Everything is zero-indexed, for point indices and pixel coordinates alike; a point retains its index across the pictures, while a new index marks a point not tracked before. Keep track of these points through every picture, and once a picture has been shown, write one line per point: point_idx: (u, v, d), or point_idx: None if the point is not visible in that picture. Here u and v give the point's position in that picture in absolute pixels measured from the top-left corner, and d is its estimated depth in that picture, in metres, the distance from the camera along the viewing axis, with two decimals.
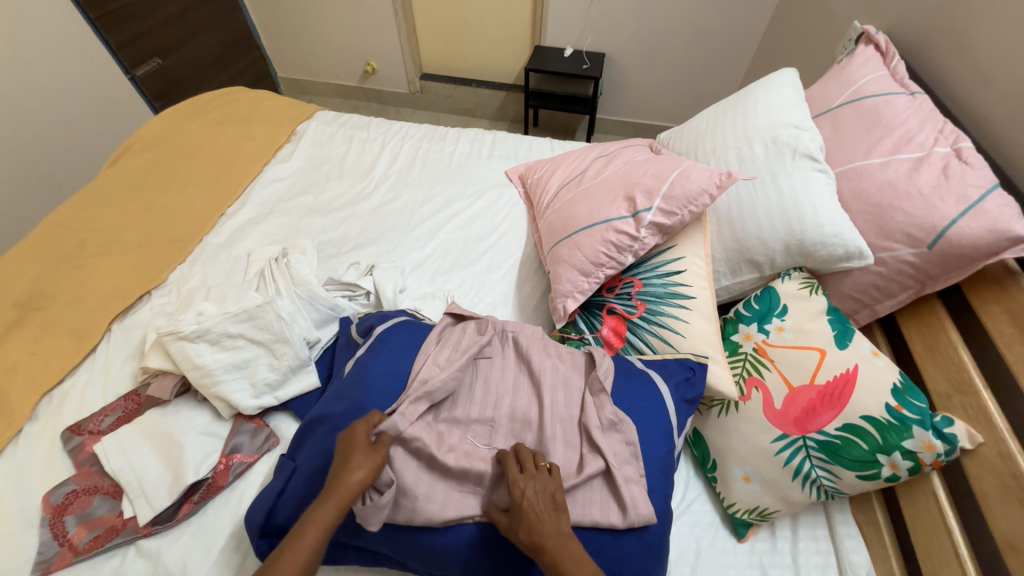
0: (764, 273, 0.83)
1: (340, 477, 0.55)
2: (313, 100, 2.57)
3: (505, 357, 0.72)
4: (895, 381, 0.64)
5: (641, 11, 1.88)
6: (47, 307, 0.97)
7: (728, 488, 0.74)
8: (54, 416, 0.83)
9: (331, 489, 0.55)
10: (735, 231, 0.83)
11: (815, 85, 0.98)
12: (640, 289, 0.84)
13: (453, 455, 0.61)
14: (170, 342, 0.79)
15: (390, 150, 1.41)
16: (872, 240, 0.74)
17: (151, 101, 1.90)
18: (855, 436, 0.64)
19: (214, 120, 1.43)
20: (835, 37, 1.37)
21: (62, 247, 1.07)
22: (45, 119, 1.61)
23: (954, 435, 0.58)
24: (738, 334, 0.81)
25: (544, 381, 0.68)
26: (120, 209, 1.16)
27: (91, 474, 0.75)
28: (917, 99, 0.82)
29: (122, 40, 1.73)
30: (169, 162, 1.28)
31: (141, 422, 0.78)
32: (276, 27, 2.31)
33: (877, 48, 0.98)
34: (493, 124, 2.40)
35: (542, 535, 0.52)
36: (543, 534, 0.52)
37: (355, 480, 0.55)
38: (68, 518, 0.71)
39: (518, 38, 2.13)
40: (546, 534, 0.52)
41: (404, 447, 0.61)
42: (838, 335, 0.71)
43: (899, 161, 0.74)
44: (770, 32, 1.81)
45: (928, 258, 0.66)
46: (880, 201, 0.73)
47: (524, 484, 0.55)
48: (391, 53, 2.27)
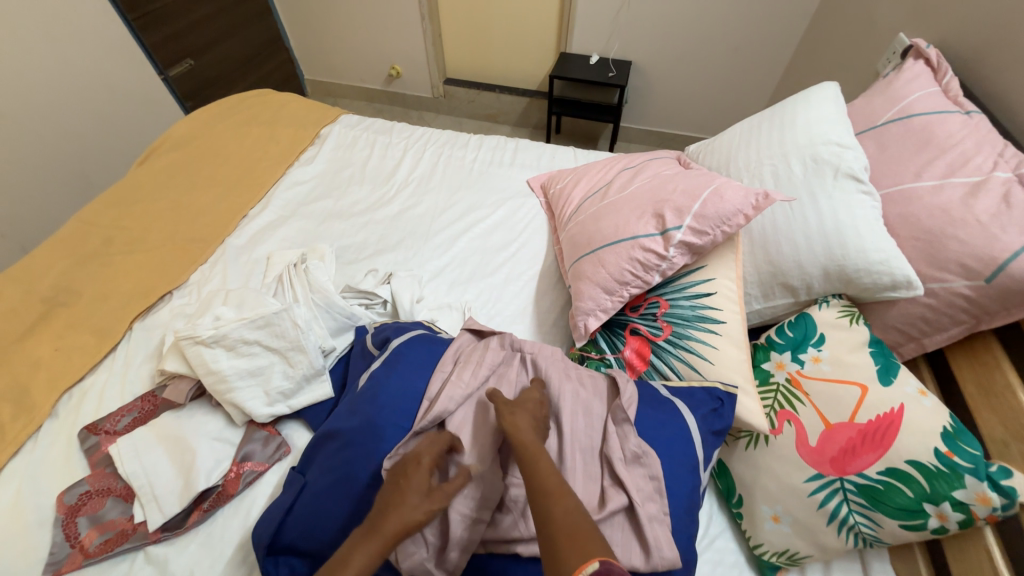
0: (799, 299, 0.79)
1: (388, 514, 0.52)
2: (338, 103, 2.60)
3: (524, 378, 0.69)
4: (945, 424, 0.59)
5: (671, 19, 1.84)
6: (71, 304, 0.98)
7: (756, 528, 0.70)
8: (72, 414, 0.83)
9: (376, 523, 0.52)
10: (770, 253, 0.79)
11: (858, 100, 0.93)
12: (666, 311, 0.81)
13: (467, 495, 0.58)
14: (187, 346, 0.79)
15: (412, 155, 1.40)
16: (921, 270, 0.69)
17: (182, 101, 1.95)
18: (899, 481, 0.60)
19: (241, 121, 1.44)
20: (879, 49, 1.31)
21: (89, 244, 1.09)
22: (79, 116, 1.65)
23: (1013, 488, 0.52)
24: (769, 363, 0.77)
25: (563, 407, 0.64)
26: (146, 208, 1.17)
27: (105, 475, 0.74)
28: (974, 118, 0.76)
29: (157, 41, 1.77)
30: (195, 162, 1.30)
31: (156, 424, 0.78)
32: (305, 31, 2.35)
33: (927, 63, 0.93)
34: (515, 130, 2.38)
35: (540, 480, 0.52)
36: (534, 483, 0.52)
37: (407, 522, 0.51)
38: (80, 519, 0.70)
39: (544, 44, 2.11)
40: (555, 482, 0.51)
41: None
42: (881, 371, 0.66)
43: (953, 186, 0.69)
44: (807, 42, 1.75)
45: (985, 292, 0.62)
46: (931, 227, 0.69)
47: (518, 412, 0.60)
48: (416, 58, 2.27)
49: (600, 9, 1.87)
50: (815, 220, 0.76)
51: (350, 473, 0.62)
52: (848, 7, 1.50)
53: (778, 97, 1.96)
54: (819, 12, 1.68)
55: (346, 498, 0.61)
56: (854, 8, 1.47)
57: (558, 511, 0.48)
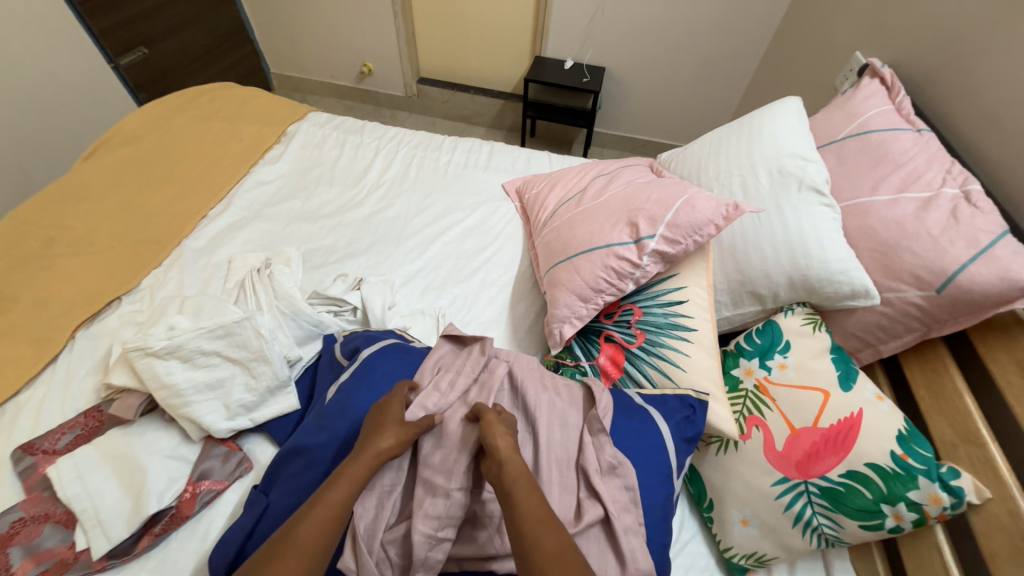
0: (766, 306, 0.81)
1: (369, 441, 0.58)
2: (306, 99, 2.51)
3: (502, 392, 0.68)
4: (900, 427, 0.62)
5: (643, 28, 1.87)
6: (4, 311, 0.90)
7: (726, 531, 0.71)
8: (5, 433, 0.76)
9: (361, 449, 0.57)
10: (739, 262, 0.81)
11: (819, 115, 0.97)
12: (639, 318, 0.82)
13: (433, 516, 0.55)
14: (138, 358, 0.74)
15: (384, 156, 1.36)
16: (878, 280, 0.72)
17: (135, 92, 1.83)
18: (859, 484, 0.62)
19: (200, 116, 1.37)
20: (837, 66, 1.38)
21: (26, 246, 1.00)
22: (18, 105, 1.53)
23: (961, 487, 0.56)
24: (738, 369, 0.79)
25: (539, 419, 0.64)
26: (93, 207, 1.09)
27: (42, 499, 0.68)
28: (925, 137, 0.81)
29: (107, 27, 1.66)
30: (149, 158, 1.22)
31: (101, 442, 0.72)
32: (271, 23, 2.26)
33: (882, 82, 0.98)
34: (490, 132, 2.37)
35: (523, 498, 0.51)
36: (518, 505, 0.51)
37: (385, 445, 0.57)
38: (12, 550, 0.63)
39: (518, 47, 2.10)
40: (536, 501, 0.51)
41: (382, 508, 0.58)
42: (842, 377, 0.69)
43: (907, 200, 0.73)
44: (770, 57, 1.82)
45: (936, 302, 0.65)
46: (887, 239, 0.72)
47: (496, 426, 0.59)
48: (388, 55, 2.22)
49: (575, 14, 1.89)
50: (780, 231, 0.79)
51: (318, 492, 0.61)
52: (808, 25, 1.57)
53: (743, 108, 2.03)
54: (781, 27, 1.75)
55: None
56: (814, 25, 1.54)
57: (546, 542, 0.47)
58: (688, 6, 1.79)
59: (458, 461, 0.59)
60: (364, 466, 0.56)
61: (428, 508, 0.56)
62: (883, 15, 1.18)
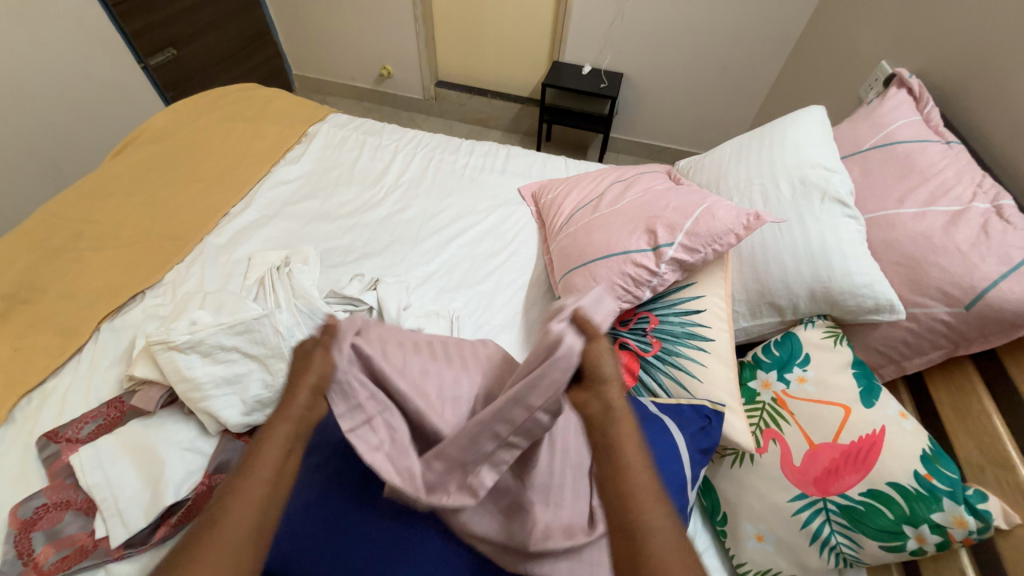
0: (785, 318, 0.80)
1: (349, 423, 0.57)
2: (326, 100, 2.55)
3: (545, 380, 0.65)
4: (924, 447, 0.61)
5: (663, 34, 1.87)
6: (34, 301, 0.93)
7: (740, 546, 0.70)
8: (31, 420, 0.78)
9: (285, 404, 0.55)
10: (759, 272, 0.80)
11: (843, 124, 0.96)
12: (655, 327, 0.81)
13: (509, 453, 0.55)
14: (160, 352, 0.76)
15: (402, 158, 1.38)
16: (903, 295, 0.70)
17: (163, 91, 1.88)
18: (880, 503, 0.60)
19: (225, 115, 1.40)
20: (862, 75, 1.36)
21: (56, 239, 1.03)
22: (52, 103, 1.58)
23: (988, 511, 0.54)
24: (755, 381, 0.78)
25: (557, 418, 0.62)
26: (121, 202, 1.12)
27: (65, 486, 0.69)
28: (954, 149, 0.79)
29: (138, 28, 1.71)
30: (175, 156, 1.25)
31: (122, 432, 0.74)
32: (295, 26, 2.30)
33: (910, 92, 0.96)
34: (506, 136, 2.37)
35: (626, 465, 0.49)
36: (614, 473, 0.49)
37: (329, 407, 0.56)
38: (35, 534, 0.66)
39: (537, 52, 2.11)
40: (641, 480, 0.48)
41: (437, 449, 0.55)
42: (863, 393, 0.67)
43: (934, 214, 0.71)
44: (792, 65, 1.79)
45: (965, 319, 0.63)
46: (913, 253, 0.71)
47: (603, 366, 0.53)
48: (408, 59, 2.25)
49: (594, 20, 1.89)
50: (800, 242, 0.78)
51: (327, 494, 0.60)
52: (832, 33, 1.55)
53: (762, 116, 2.00)
54: (804, 36, 1.73)
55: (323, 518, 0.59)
56: (838, 34, 1.51)
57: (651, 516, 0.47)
58: (710, 14, 1.78)
59: (548, 381, 0.51)
60: (285, 422, 0.54)
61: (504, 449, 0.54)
62: (912, 25, 1.16)
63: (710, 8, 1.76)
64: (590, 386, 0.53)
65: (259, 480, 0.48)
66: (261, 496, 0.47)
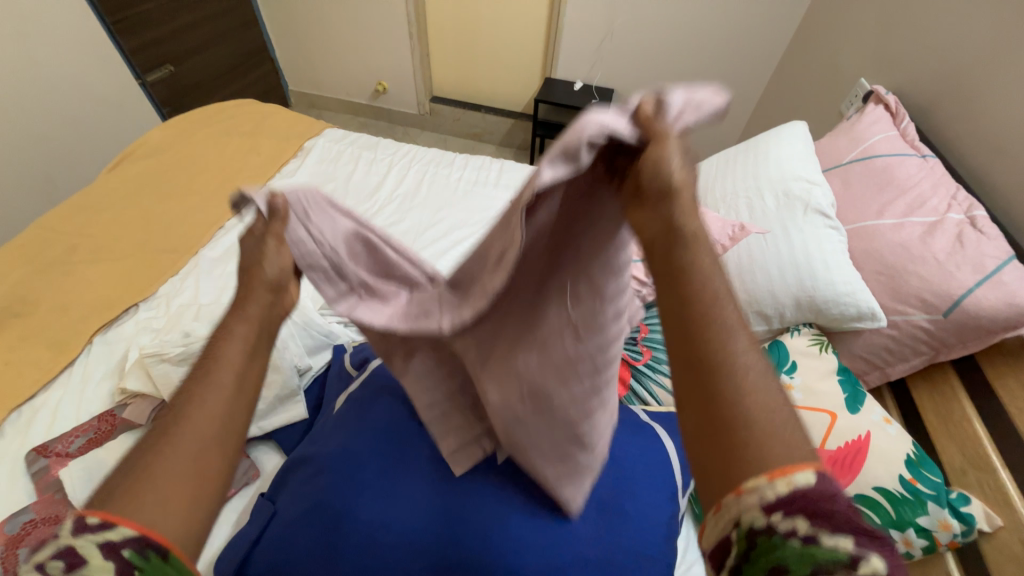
0: (772, 327, 0.82)
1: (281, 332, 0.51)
2: (322, 115, 2.59)
3: None
4: (908, 452, 0.62)
5: (651, 52, 1.93)
6: (26, 315, 0.93)
7: None
8: (21, 434, 0.77)
9: (244, 299, 0.49)
10: (745, 282, 0.82)
11: (824, 139, 0.99)
12: (646, 336, 0.83)
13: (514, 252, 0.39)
14: (152, 364, 0.76)
15: (396, 171, 1.40)
16: (884, 302, 0.73)
17: (160, 107, 1.91)
18: (867, 507, 0.61)
19: (221, 130, 1.42)
20: (842, 92, 1.41)
21: (51, 252, 1.03)
22: (48, 120, 1.60)
23: (971, 514, 0.55)
24: None
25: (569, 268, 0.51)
26: (117, 215, 1.13)
27: (53, 502, 0.69)
28: (930, 163, 0.82)
29: (135, 45, 1.74)
30: (171, 170, 1.26)
31: (113, 446, 0.73)
32: (292, 43, 2.35)
33: (887, 108, 0.99)
34: (499, 150, 2.41)
35: (695, 293, 0.34)
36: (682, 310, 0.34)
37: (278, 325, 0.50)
38: (20, 549, 0.62)
39: (529, 68, 2.16)
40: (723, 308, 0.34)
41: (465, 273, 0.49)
42: (848, 399, 0.69)
43: (912, 225, 0.73)
44: (776, 81, 1.85)
45: (943, 325, 0.65)
46: (893, 263, 0.73)
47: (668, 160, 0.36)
48: (403, 75, 2.30)
49: (584, 39, 1.95)
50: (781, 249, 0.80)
51: (319, 500, 0.58)
52: (813, 52, 1.61)
53: (749, 131, 2.06)
54: (786, 54, 1.79)
55: (316, 528, 0.57)
56: (818, 53, 1.57)
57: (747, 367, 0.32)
58: (695, 32, 1.84)
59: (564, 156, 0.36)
60: (245, 325, 0.47)
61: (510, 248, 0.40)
62: (888, 45, 1.21)
63: (695, 27, 1.83)
64: (649, 201, 0.37)
65: (219, 385, 0.42)
66: (224, 409, 0.40)
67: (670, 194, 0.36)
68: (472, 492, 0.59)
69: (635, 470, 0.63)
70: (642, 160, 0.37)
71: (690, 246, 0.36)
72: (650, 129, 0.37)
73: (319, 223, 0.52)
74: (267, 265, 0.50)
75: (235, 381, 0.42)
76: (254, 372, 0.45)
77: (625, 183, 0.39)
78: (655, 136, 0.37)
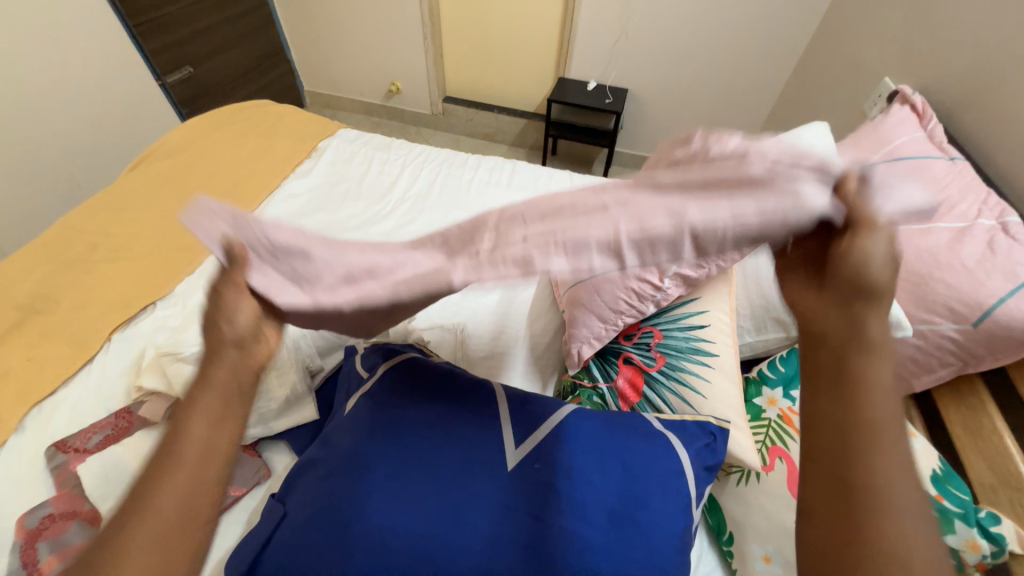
0: (790, 334, 0.80)
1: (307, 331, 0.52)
2: (336, 115, 2.60)
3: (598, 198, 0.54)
4: (934, 467, 0.60)
5: (667, 51, 1.90)
6: (49, 311, 0.95)
7: (747, 568, 0.68)
8: (41, 429, 0.79)
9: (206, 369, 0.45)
10: (763, 288, 0.80)
11: (847, 140, 0.96)
12: (660, 341, 0.81)
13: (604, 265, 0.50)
14: (168, 362, 0.77)
15: (409, 172, 1.40)
16: (909, 310, 0.69)
17: (178, 107, 1.94)
18: None
19: (237, 130, 1.44)
20: (864, 92, 1.37)
21: (73, 250, 1.06)
22: (71, 120, 1.63)
23: (1001, 534, 0.53)
24: (761, 398, 0.78)
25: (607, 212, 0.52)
26: (136, 214, 1.15)
27: (71, 497, 0.70)
28: (959, 166, 0.79)
29: (156, 47, 1.77)
30: (189, 170, 1.28)
31: (130, 443, 0.74)
32: (308, 44, 2.37)
33: (912, 108, 0.96)
34: (511, 150, 2.40)
35: (870, 407, 0.39)
36: (842, 411, 0.40)
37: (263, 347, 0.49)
38: (40, 545, 0.66)
39: (543, 68, 2.15)
40: (870, 369, 0.41)
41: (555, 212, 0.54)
42: None
43: (939, 231, 0.71)
44: (795, 81, 1.81)
45: (973, 336, 0.63)
46: (918, 269, 0.70)
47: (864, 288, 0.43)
48: (416, 76, 2.31)
49: (599, 39, 1.93)
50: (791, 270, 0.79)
51: (331, 502, 0.59)
52: (835, 50, 1.57)
53: (768, 130, 2.01)
54: (807, 52, 1.75)
55: (328, 527, 0.57)
56: (840, 51, 1.53)
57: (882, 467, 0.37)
58: (712, 31, 1.81)
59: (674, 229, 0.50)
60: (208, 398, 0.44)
61: (596, 257, 0.50)
62: (914, 43, 1.17)
63: (713, 26, 1.80)
64: (848, 303, 0.44)
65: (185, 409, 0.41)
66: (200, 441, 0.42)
67: (863, 312, 0.43)
68: (467, 488, 0.59)
69: (639, 467, 0.63)
70: (850, 249, 0.45)
71: (867, 355, 0.41)
72: (863, 244, 0.44)
73: (290, 260, 0.51)
74: (235, 318, 0.47)
75: (200, 456, 0.41)
76: (226, 441, 0.43)
77: (829, 284, 0.46)
78: (872, 253, 0.44)
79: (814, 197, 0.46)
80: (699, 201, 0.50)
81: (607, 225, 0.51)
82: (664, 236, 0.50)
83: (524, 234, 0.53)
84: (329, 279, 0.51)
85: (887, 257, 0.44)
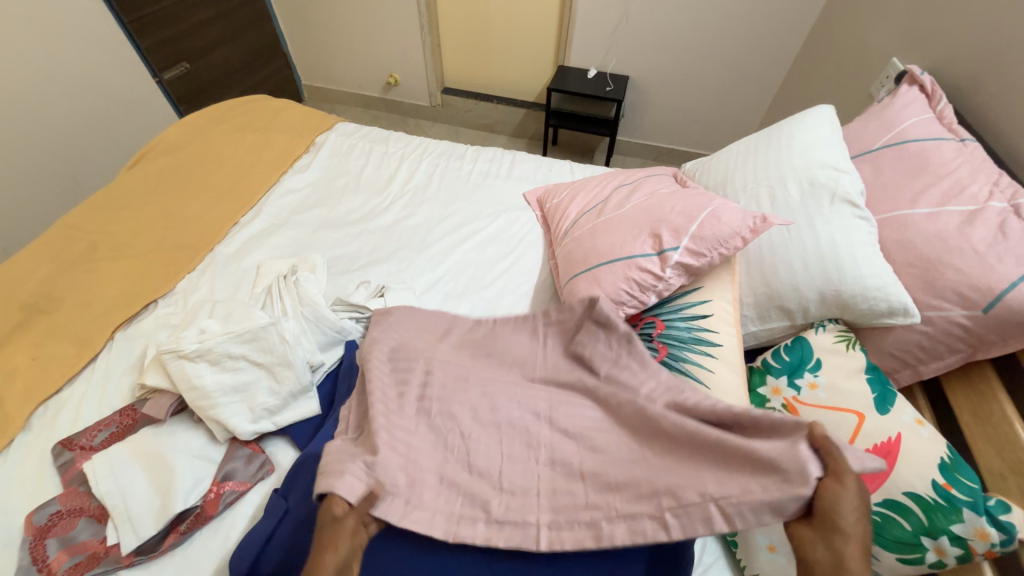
0: (795, 322, 0.78)
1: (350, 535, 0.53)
2: (334, 109, 2.59)
3: (597, 419, 0.67)
4: (941, 455, 0.58)
5: (668, 35, 1.86)
6: (52, 311, 0.95)
7: (752, 557, 0.68)
8: (47, 429, 0.80)
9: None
10: (767, 275, 0.79)
11: (853, 123, 0.94)
12: (662, 332, 0.80)
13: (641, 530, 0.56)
14: (170, 360, 0.77)
15: (408, 165, 1.39)
16: (917, 296, 0.68)
17: (176, 104, 1.93)
18: (897, 513, 0.58)
19: (235, 127, 1.43)
20: (872, 73, 1.33)
21: (74, 250, 1.06)
22: (70, 119, 1.63)
23: (1011, 523, 0.51)
24: (766, 387, 0.77)
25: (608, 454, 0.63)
26: (136, 213, 1.15)
27: (78, 494, 0.70)
28: (970, 147, 0.77)
29: (152, 43, 1.76)
30: (188, 167, 1.28)
31: (133, 440, 0.75)
32: (305, 37, 2.35)
33: (922, 89, 0.94)
34: (512, 140, 2.38)
35: None
36: None
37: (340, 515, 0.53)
38: (49, 541, 0.66)
39: (542, 56, 2.12)
40: None
41: (579, 446, 0.64)
42: (877, 399, 0.66)
43: (949, 214, 0.69)
44: (800, 63, 1.77)
45: (983, 322, 0.61)
46: (927, 255, 0.68)
47: (844, 508, 0.46)
48: (414, 67, 2.28)
49: (598, 25, 1.90)
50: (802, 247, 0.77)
51: None
52: (841, 30, 1.53)
53: (772, 115, 1.98)
54: (812, 33, 1.71)
55: None
56: (847, 31, 1.49)
57: None
58: (715, 14, 1.77)
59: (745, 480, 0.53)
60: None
61: (644, 521, 0.56)
62: (923, 21, 1.14)
63: (715, 8, 1.75)
64: (821, 527, 0.47)
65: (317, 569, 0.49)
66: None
67: (835, 530, 0.46)
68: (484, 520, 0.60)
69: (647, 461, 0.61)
70: (825, 492, 0.48)
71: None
72: (837, 469, 0.48)
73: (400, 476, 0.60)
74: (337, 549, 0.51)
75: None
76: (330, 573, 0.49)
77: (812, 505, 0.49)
78: (842, 482, 0.47)
79: (813, 473, 0.49)
80: (720, 478, 0.55)
81: (650, 504, 0.56)
82: (699, 509, 0.53)
83: (584, 485, 0.61)
84: (428, 486, 0.61)
85: (858, 505, 0.46)
